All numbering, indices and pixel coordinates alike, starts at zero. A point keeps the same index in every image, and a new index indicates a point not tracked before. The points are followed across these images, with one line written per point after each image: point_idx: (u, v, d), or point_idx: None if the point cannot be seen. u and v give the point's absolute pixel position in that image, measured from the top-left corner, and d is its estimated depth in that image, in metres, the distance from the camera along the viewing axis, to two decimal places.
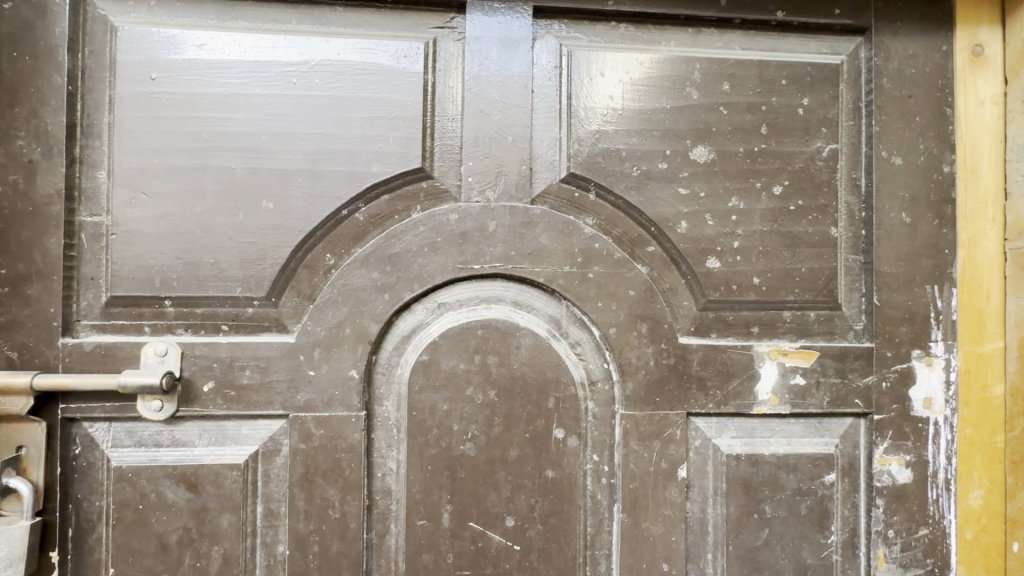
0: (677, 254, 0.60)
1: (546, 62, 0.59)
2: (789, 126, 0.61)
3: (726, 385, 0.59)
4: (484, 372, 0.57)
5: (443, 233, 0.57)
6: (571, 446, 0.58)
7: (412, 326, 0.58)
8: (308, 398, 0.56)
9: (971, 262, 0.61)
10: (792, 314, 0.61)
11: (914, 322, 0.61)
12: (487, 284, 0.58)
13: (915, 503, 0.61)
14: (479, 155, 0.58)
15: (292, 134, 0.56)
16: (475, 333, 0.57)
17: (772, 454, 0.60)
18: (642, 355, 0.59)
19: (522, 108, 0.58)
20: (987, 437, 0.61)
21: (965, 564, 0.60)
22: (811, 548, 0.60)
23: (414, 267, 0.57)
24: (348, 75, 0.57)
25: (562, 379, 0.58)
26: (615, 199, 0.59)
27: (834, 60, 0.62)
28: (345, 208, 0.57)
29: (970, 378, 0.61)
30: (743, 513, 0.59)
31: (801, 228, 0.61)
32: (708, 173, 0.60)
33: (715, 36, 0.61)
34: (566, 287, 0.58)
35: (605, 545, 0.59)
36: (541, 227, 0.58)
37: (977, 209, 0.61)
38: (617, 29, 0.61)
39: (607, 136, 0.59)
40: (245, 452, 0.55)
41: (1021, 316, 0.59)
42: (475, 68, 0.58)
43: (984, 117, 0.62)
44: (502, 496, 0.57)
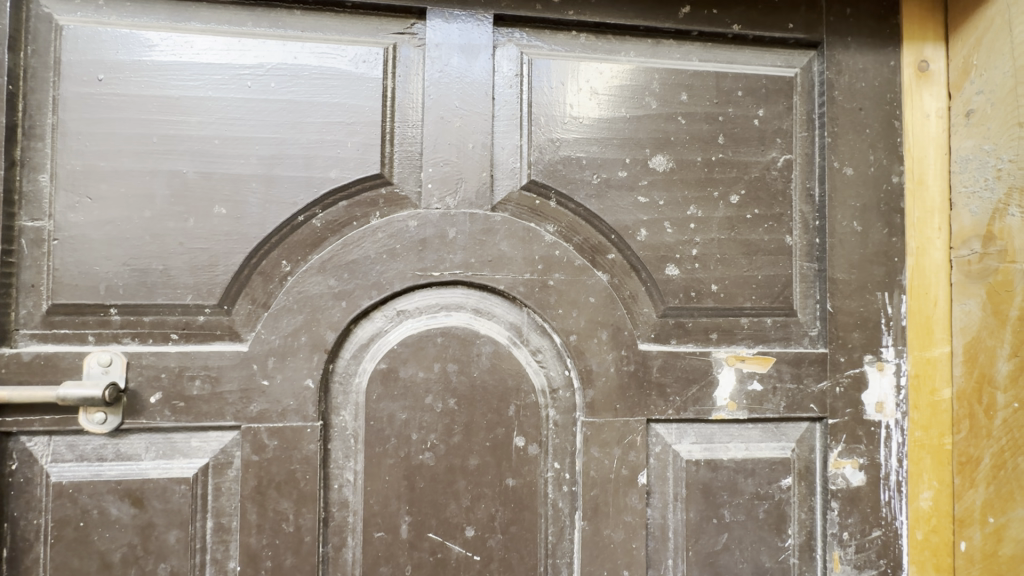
0: (637, 261, 0.60)
1: (506, 69, 0.60)
2: (745, 136, 0.62)
3: (686, 392, 0.60)
4: (444, 380, 0.57)
5: (402, 239, 0.56)
6: (532, 454, 0.57)
7: (371, 333, 0.57)
8: (261, 408, 0.54)
9: (919, 270, 0.63)
10: (749, 321, 0.62)
11: (866, 328, 0.63)
12: (447, 291, 0.58)
13: (868, 505, 0.62)
14: (439, 162, 0.57)
15: (246, 138, 0.55)
16: (434, 341, 0.57)
17: (731, 459, 0.61)
18: (602, 361, 0.59)
19: (482, 115, 0.58)
20: (936, 439, 0.62)
21: (917, 564, 0.62)
22: (769, 552, 0.61)
23: (372, 274, 0.56)
24: (305, 79, 0.56)
25: (522, 386, 0.58)
26: (575, 206, 0.60)
27: (788, 73, 0.64)
28: (301, 213, 0.56)
29: (919, 383, 0.63)
30: (702, 518, 0.60)
31: (757, 236, 0.62)
32: (668, 181, 0.60)
33: (673, 47, 0.63)
34: (527, 294, 0.58)
35: (566, 553, 0.59)
36: (501, 234, 0.58)
37: (924, 219, 0.63)
38: (577, 39, 0.61)
39: (567, 143, 0.59)
40: (194, 465, 0.54)
41: (966, 321, 0.61)
42: (435, 75, 0.58)
43: (929, 130, 0.64)
44: (461, 506, 0.56)
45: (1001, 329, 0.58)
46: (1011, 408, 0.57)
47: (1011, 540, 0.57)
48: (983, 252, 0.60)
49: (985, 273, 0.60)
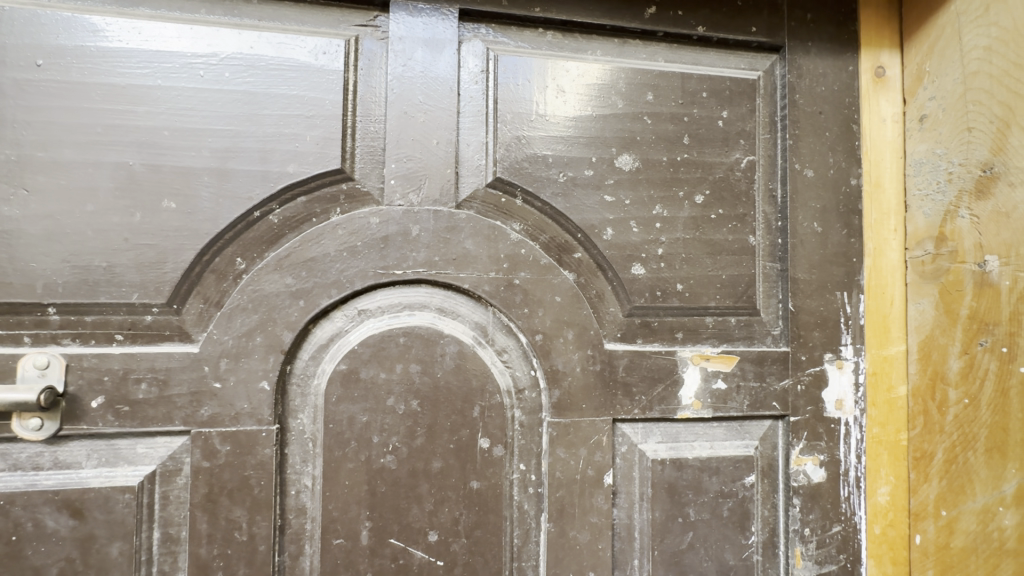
0: (604, 260, 0.60)
1: (472, 65, 0.59)
2: (709, 137, 0.63)
3: (652, 391, 0.60)
4: (406, 381, 0.55)
5: (363, 236, 0.55)
6: (497, 456, 0.56)
7: (330, 334, 0.55)
8: (212, 411, 0.52)
9: (876, 270, 0.65)
10: (714, 320, 0.62)
11: (826, 327, 0.64)
12: (410, 290, 0.57)
13: (829, 501, 0.63)
14: (402, 157, 0.56)
15: (199, 130, 0.53)
16: (397, 341, 0.55)
17: (695, 457, 0.61)
18: (568, 361, 0.58)
19: (447, 111, 0.57)
20: (892, 435, 0.64)
21: (874, 558, 0.63)
22: (733, 549, 0.61)
23: (331, 272, 0.54)
24: (262, 70, 0.54)
25: (487, 387, 0.57)
26: (541, 204, 0.59)
27: (751, 76, 0.65)
28: (257, 209, 0.54)
29: (876, 380, 0.64)
30: (667, 518, 0.60)
31: (721, 236, 0.62)
32: (634, 180, 0.60)
33: (639, 48, 0.63)
34: (492, 293, 0.57)
35: (531, 556, 0.58)
36: (465, 232, 0.57)
37: (881, 220, 0.65)
38: (544, 36, 0.61)
39: (533, 141, 0.59)
40: (140, 472, 0.51)
41: (921, 320, 0.63)
42: (398, 69, 0.56)
43: (885, 134, 0.66)
44: (424, 510, 0.55)
45: (953, 327, 0.60)
46: (961, 403, 0.59)
47: (962, 533, 0.59)
48: (936, 253, 0.62)
49: (938, 273, 0.61)
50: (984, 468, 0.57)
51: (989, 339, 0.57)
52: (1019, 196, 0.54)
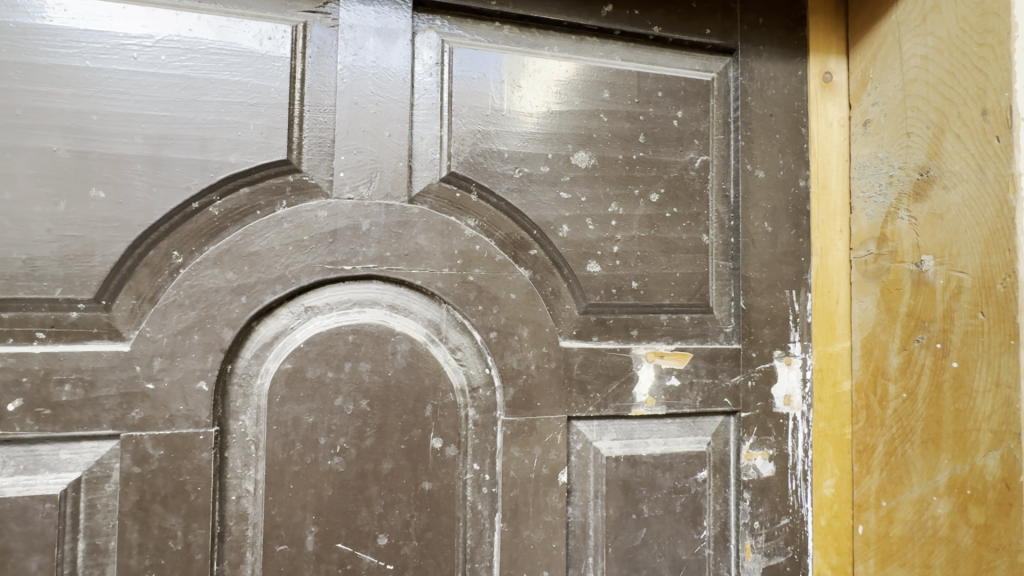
0: (559, 257, 0.60)
1: (426, 57, 0.57)
2: (664, 136, 0.63)
3: (606, 388, 0.60)
4: (355, 381, 0.53)
5: (311, 230, 0.53)
6: (450, 456, 0.55)
7: (275, 331, 0.53)
8: (144, 413, 0.49)
9: (823, 270, 0.67)
10: (668, 318, 0.63)
11: (775, 325, 0.65)
12: (361, 286, 0.55)
13: (777, 495, 0.65)
14: (353, 150, 0.54)
15: (132, 115, 0.50)
16: (345, 339, 0.53)
17: (649, 454, 0.61)
18: (523, 359, 0.58)
19: (400, 102, 0.56)
20: (837, 429, 0.66)
21: (820, 549, 0.65)
22: (685, 544, 0.62)
23: (276, 267, 0.52)
24: (201, 54, 0.51)
25: (439, 386, 0.55)
26: (497, 200, 0.58)
27: (705, 77, 0.66)
28: (195, 200, 0.51)
29: (823, 376, 0.66)
30: (622, 514, 0.60)
31: (676, 234, 0.63)
32: (590, 178, 0.60)
33: (596, 46, 0.63)
34: (445, 289, 0.56)
35: (485, 557, 0.57)
36: (418, 227, 0.55)
37: (827, 221, 0.67)
38: (500, 30, 0.60)
39: (489, 136, 0.58)
40: (62, 480, 0.47)
41: (864, 318, 0.65)
42: (348, 58, 0.55)
43: (832, 138, 0.68)
44: (374, 513, 0.53)
45: (893, 324, 0.62)
46: (900, 397, 0.60)
47: (900, 522, 0.60)
48: (877, 253, 0.64)
49: (879, 272, 0.63)
50: (919, 459, 0.58)
51: (925, 335, 0.58)
52: (951, 198, 0.56)
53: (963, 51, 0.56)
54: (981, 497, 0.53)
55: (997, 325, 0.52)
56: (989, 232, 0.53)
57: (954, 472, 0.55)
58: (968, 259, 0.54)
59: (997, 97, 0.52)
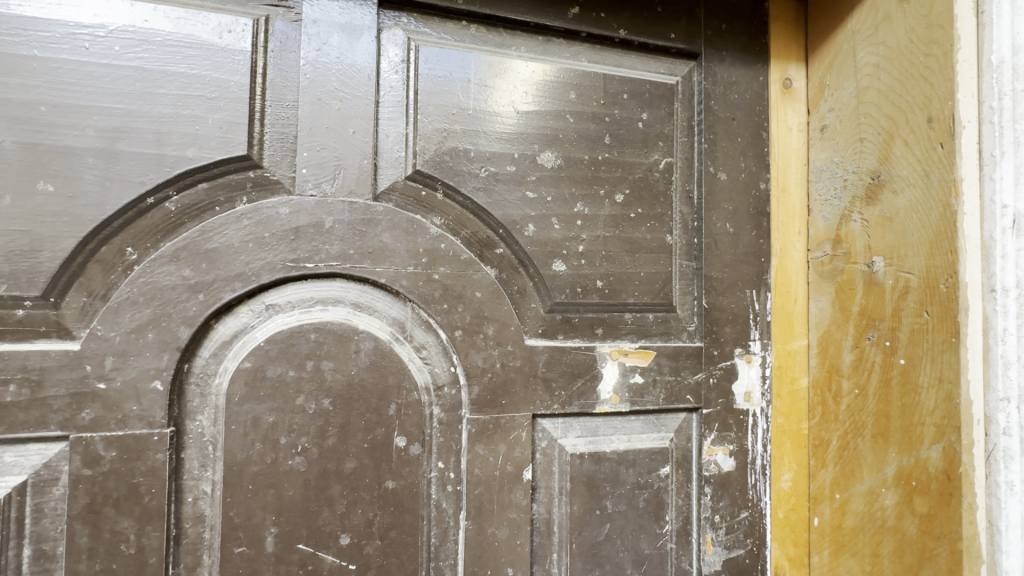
0: (525, 256, 0.60)
1: (392, 55, 0.57)
2: (629, 138, 0.64)
3: (571, 386, 0.61)
4: (317, 379, 0.53)
5: (272, 227, 0.52)
6: (414, 455, 0.55)
7: (234, 330, 0.52)
8: (95, 414, 0.47)
9: (782, 270, 0.69)
10: (633, 316, 0.64)
11: (736, 323, 0.67)
12: (323, 284, 0.54)
13: (737, 489, 0.66)
14: (316, 146, 0.54)
15: (83, 106, 0.48)
16: (307, 337, 0.53)
17: (613, 450, 0.62)
18: (488, 357, 0.58)
19: (365, 99, 0.55)
20: (795, 424, 0.68)
21: (778, 541, 0.67)
22: (648, 539, 0.63)
23: (235, 265, 0.51)
24: (158, 45, 0.50)
25: (403, 384, 0.55)
26: (462, 199, 0.58)
27: (670, 80, 0.67)
28: (151, 195, 0.50)
29: (781, 373, 0.68)
30: (586, 511, 0.61)
31: (640, 234, 0.64)
32: (556, 178, 0.61)
33: (563, 47, 0.64)
34: (410, 288, 0.56)
35: (449, 555, 0.57)
36: (383, 225, 0.55)
37: (787, 223, 0.69)
38: (467, 29, 0.60)
39: (455, 135, 0.58)
40: (6, 484, 0.46)
41: (820, 316, 0.68)
42: (312, 53, 0.54)
43: (791, 142, 0.70)
44: (336, 513, 0.53)
45: (846, 323, 0.64)
46: (852, 393, 0.63)
47: (852, 514, 0.62)
48: (833, 254, 0.66)
49: (834, 273, 0.66)
50: (870, 453, 0.61)
51: (875, 333, 0.61)
52: (900, 202, 0.58)
53: (911, 61, 0.58)
54: (925, 488, 0.55)
55: (940, 324, 0.54)
56: (933, 235, 0.55)
57: (901, 464, 0.57)
58: (915, 260, 0.57)
59: (941, 106, 0.55)
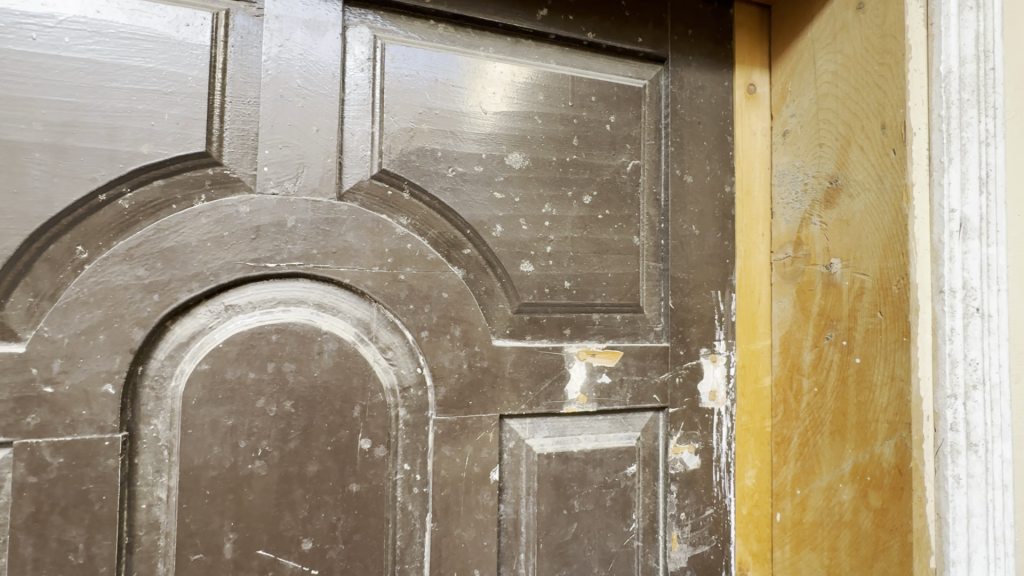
0: (493, 257, 0.60)
1: (358, 52, 0.56)
2: (597, 140, 0.65)
3: (539, 386, 0.61)
4: (278, 382, 0.52)
5: (231, 226, 0.51)
6: (379, 457, 0.55)
7: (192, 331, 0.51)
8: (42, 419, 0.46)
9: (746, 271, 0.71)
10: (600, 317, 0.65)
11: (701, 323, 0.68)
12: (285, 285, 0.53)
13: (702, 486, 0.68)
14: (278, 144, 0.53)
15: (30, 99, 0.46)
16: (268, 338, 0.52)
17: (581, 450, 0.63)
18: (454, 358, 0.58)
19: (330, 97, 0.55)
20: (758, 422, 0.70)
21: (742, 537, 0.69)
22: (615, 537, 0.64)
23: (193, 264, 0.50)
24: (111, 37, 0.48)
25: (368, 386, 0.55)
26: (429, 199, 0.58)
27: (638, 84, 0.68)
28: (103, 192, 0.48)
29: (745, 372, 0.70)
30: (553, 510, 0.61)
31: (608, 235, 0.65)
32: (524, 179, 0.61)
33: (532, 48, 0.64)
34: (375, 288, 0.55)
35: (415, 558, 0.56)
36: (347, 225, 0.54)
37: (751, 225, 0.71)
38: (435, 28, 0.60)
39: (422, 134, 0.58)
40: None
41: (782, 317, 0.69)
42: (274, 49, 0.53)
43: (755, 146, 0.72)
44: (298, 517, 0.52)
45: (806, 323, 0.66)
46: (812, 391, 0.64)
47: (811, 509, 0.64)
48: (794, 255, 0.68)
49: (796, 274, 0.67)
50: (828, 449, 0.62)
51: (833, 333, 0.62)
52: (856, 206, 0.60)
53: (867, 69, 0.60)
54: (879, 483, 0.57)
55: (892, 323, 0.56)
56: (886, 237, 0.57)
57: (856, 460, 0.59)
58: (869, 262, 0.58)
59: (894, 113, 0.56)
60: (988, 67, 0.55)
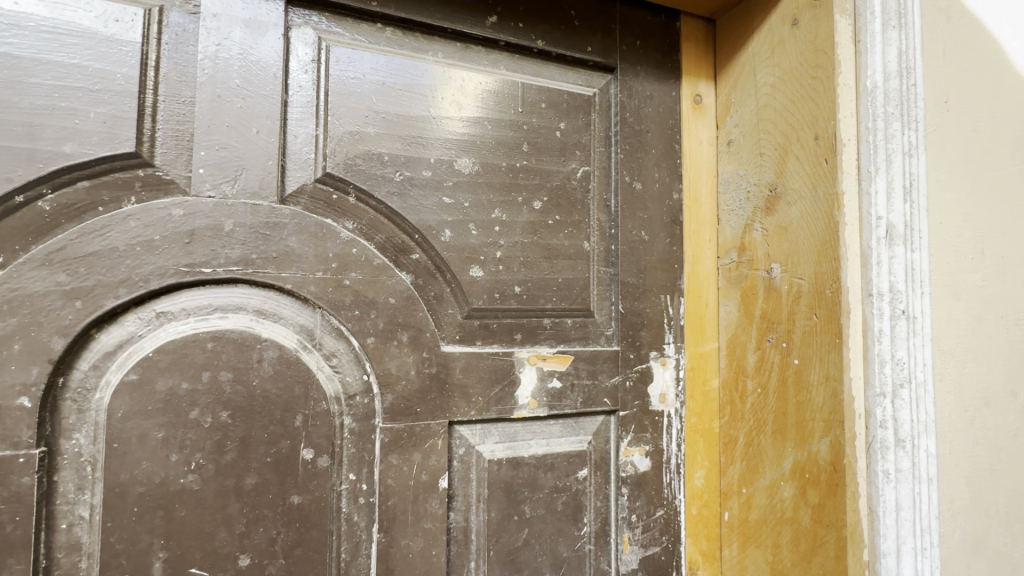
0: (441, 262, 0.60)
1: (303, 54, 0.55)
2: (547, 146, 0.65)
3: (489, 392, 0.61)
4: (214, 392, 0.50)
5: (164, 230, 0.49)
6: (322, 467, 0.53)
7: (119, 340, 0.48)
8: None
9: (694, 276, 0.72)
10: (551, 321, 0.65)
11: (651, 327, 0.70)
12: (223, 291, 0.52)
13: (652, 488, 0.69)
14: (215, 145, 0.51)
15: None
16: (203, 347, 0.50)
17: (531, 455, 0.63)
18: (402, 364, 0.57)
19: (271, 98, 0.53)
20: (707, 423, 0.72)
21: (692, 537, 0.70)
22: (566, 542, 0.64)
23: (120, 269, 0.48)
24: (30, 30, 0.46)
25: (311, 394, 0.53)
26: (376, 203, 0.57)
27: (588, 92, 0.69)
28: (20, 193, 0.45)
29: (694, 375, 0.71)
30: (504, 517, 0.61)
31: (559, 241, 0.65)
32: (473, 184, 0.61)
33: (482, 54, 0.64)
34: (319, 294, 0.54)
35: (361, 571, 0.55)
36: (289, 229, 0.53)
37: (698, 231, 0.73)
38: (382, 32, 0.59)
39: (369, 138, 0.57)
40: None
41: (729, 320, 0.71)
42: (211, 48, 0.51)
43: (702, 155, 0.74)
44: (234, 532, 0.50)
45: (750, 326, 0.68)
46: (755, 392, 0.67)
47: (756, 507, 0.66)
48: (738, 260, 0.70)
49: (740, 278, 0.70)
50: (770, 448, 0.64)
51: (774, 335, 0.65)
52: (793, 213, 0.62)
53: (801, 82, 0.62)
54: (816, 480, 0.59)
55: (827, 325, 0.58)
56: (820, 243, 0.59)
57: (796, 458, 0.61)
58: (806, 267, 0.61)
59: (825, 125, 0.59)
60: (910, 83, 0.59)
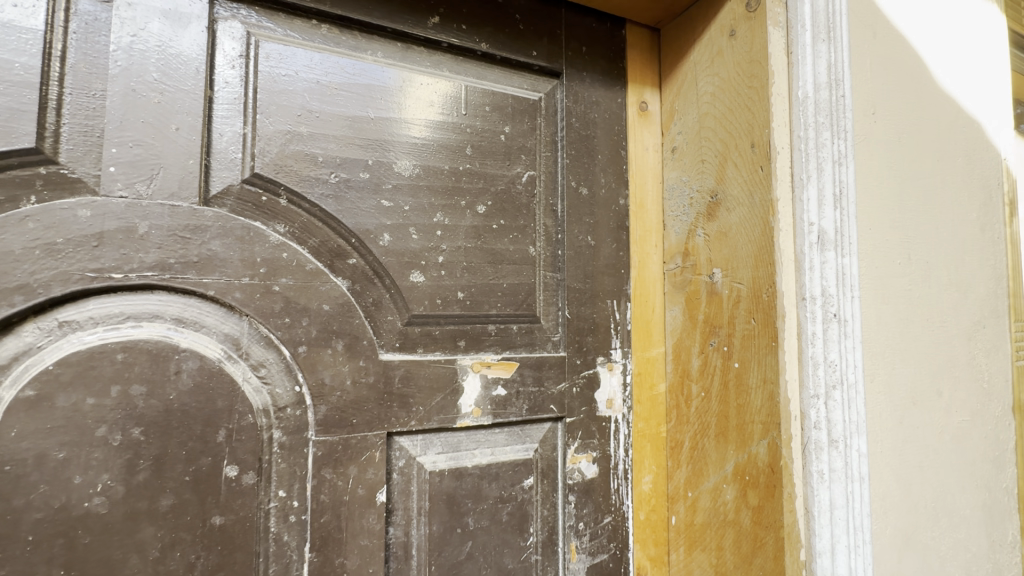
0: (380, 267, 0.58)
1: (229, 48, 0.53)
2: (492, 150, 0.65)
3: (430, 400, 0.59)
4: (125, 406, 0.46)
5: (68, 232, 0.45)
6: (248, 485, 0.50)
7: (13, 352, 0.44)
8: None
9: (641, 281, 0.73)
10: (496, 327, 0.64)
11: (598, 332, 0.70)
12: (137, 298, 0.48)
13: (600, 494, 0.68)
14: (130, 143, 0.48)
15: None
16: (113, 358, 0.46)
17: (475, 465, 0.61)
18: (337, 373, 0.55)
19: (194, 94, 0.50)
20: (654, 428, 0.72)
21: (640, 542, 0.70)
22: (512, 553, 0.62)
23: (15, 275, 0.44)
24: None
25: (235, 407, 0.50)
26: (310, 206, 0.55)
27: (533, 96, 0.68)
28: None
29: (641, 379, 0.72)
30: (446, 529, 0.59)
31: (503, 245, 0.64)
32: (414, 187, 0.60)
33: (424, 55, 0.63)
34: (245, 300, 0.51)
35: None
36: (212, 232, 0.50)
37: (644, 237, 0.74)
38: (318, 29, 0.57)
39: (302, 137, 0.55)
40: None
41: (674, 325, 0.72)
42: (126, 40, 0.48)
43: (648, 161, 0.75)
44: (147, 558, 0.46)
45: (694, 330, 0.69)
46: (699, 396, 0.67)
47: (701, 510, 0.66)
48: (682, 266, 0.71)
49: (684, 283, 0.70)
50: (714, 451, 0.65)
51: (716, 339, 0.65)
52: (732, 219, 0.64)
53: (738, 91, 0.64)
54: (756, 481, 0.59)
55: (763, 329, 0.59)
56: (757, 249, 0.60)
57: (737, 460, 0.62)
58: (744, 272, 0.62)
59: (761, 133, 0.61)
60: (838, 95, 0.60)
